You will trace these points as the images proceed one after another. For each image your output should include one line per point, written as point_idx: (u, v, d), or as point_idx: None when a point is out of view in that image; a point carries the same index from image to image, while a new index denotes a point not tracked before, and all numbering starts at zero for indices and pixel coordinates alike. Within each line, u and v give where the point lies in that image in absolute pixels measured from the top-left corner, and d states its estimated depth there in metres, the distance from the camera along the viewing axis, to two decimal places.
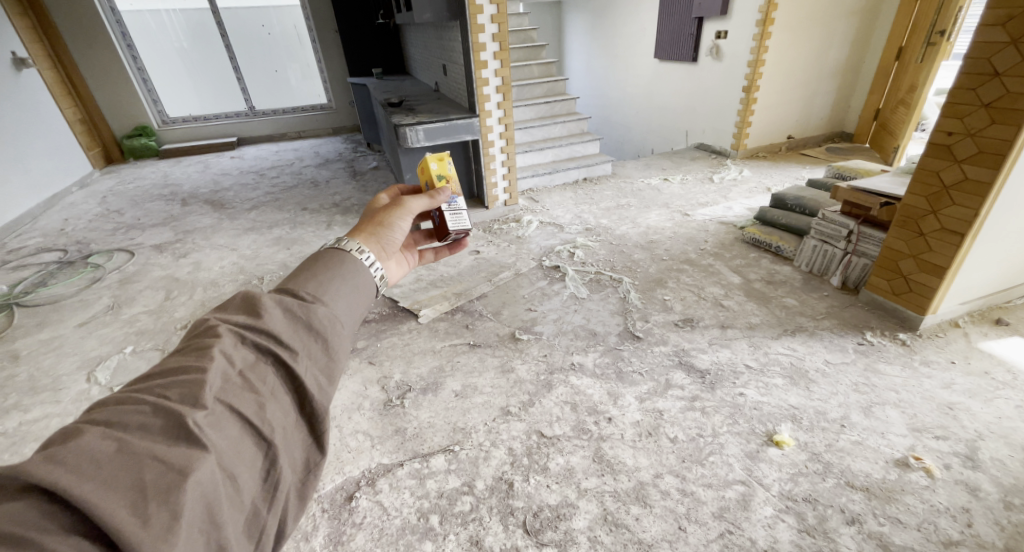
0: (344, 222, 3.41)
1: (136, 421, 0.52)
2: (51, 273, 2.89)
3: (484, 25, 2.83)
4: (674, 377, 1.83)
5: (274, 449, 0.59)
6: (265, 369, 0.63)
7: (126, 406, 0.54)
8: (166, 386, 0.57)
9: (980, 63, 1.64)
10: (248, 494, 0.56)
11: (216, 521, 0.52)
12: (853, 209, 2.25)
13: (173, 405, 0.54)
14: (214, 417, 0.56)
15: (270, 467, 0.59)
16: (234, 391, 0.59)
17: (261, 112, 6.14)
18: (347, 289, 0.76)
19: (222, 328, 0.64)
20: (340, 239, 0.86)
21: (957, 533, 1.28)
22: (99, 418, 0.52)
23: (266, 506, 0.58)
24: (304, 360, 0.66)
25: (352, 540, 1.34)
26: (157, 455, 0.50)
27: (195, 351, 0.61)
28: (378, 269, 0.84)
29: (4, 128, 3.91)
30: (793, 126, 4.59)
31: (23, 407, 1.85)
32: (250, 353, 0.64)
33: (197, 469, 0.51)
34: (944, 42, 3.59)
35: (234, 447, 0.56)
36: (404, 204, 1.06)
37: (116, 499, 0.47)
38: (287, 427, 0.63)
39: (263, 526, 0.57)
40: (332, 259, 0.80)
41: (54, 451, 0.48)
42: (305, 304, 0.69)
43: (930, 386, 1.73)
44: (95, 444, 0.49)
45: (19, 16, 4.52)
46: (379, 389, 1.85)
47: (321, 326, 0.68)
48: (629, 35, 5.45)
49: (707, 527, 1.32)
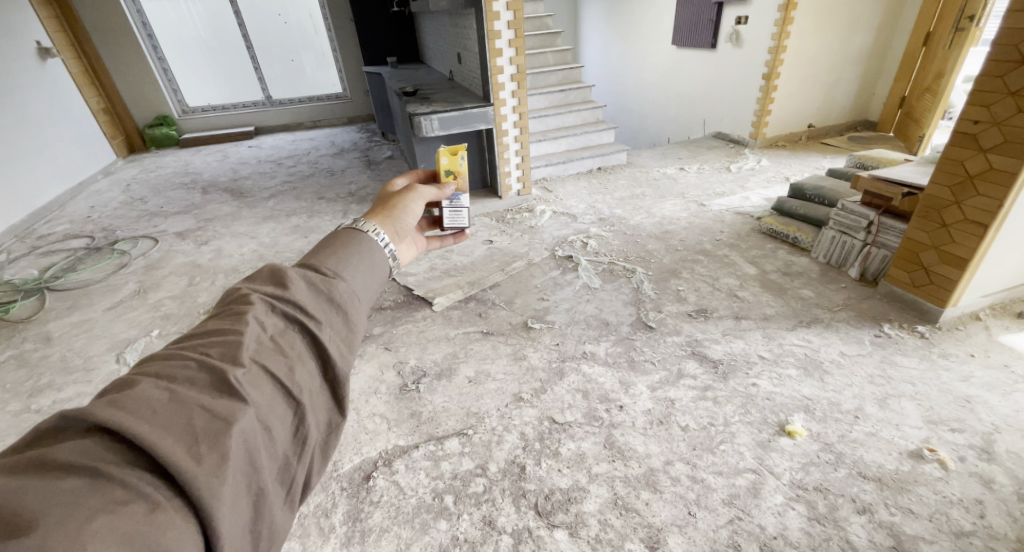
0: (360, 210, 3.45)
1: (183, 375, 0.56)
2: (79, 258, 2.99)
3: (500, 12, 2.82)
4: (687, 367, 1.84)
5: (303, 408, 0.62)
6: (293, 335, 0.66)
7: (173, 361, 0.57)
8: (207, 345, 0.60)
9: (1009, 49, 1.59)
10: (281, 447, 0.59)
11: (256, 467, 0.54)
12: (874, 199, 2.21)
13: (215, 363, 0.58)
14: (252, 375, 0.59)
15: (299, 424, 0.62)
16: (267, 353, 0.62)
17: (278, 102, 6.21)
18: (364, 267, 0.78)
19: (253, 297, 0.67)
20: (357, 222, 0.89)
21: (969, 524, 1.28)
22: (150, 371, 0.56)
23: (296, 458, 0.61)
24: (328, 330, 0.68)
25: (370, 518, 1.38)
26: (204, 405, 0.54)
27: (232, 316, 0.65)
28: (391, 250, 0.87)
29: (31, 117, 4.01)
30: (814, 114, 4.49)
31: (56, 386, 1.94)
32: (279, 320, 0.66)
33: (240, 419, 0.54)
34: (973, 29, 3.54)
35: (269, 402, 0.59)
36: (414, 190, 1.09)
37: (172, 440, 0.50)
38: (314, 390, 0.65)
39: (293, 476, 0.60)
40: (350, 237, 0.82)
41: (115, 397, 0.51)
42: (327, 278, 0.72)
43: (948, 378, 1.71)
44: (150, 392, 0.53)
45: (44, 7, 4.60)
46: (395, 374, 1.89)
47: (342, 299, 0.71)
48: (647, 21, 5.35)
49: (717, 513, 1.34)
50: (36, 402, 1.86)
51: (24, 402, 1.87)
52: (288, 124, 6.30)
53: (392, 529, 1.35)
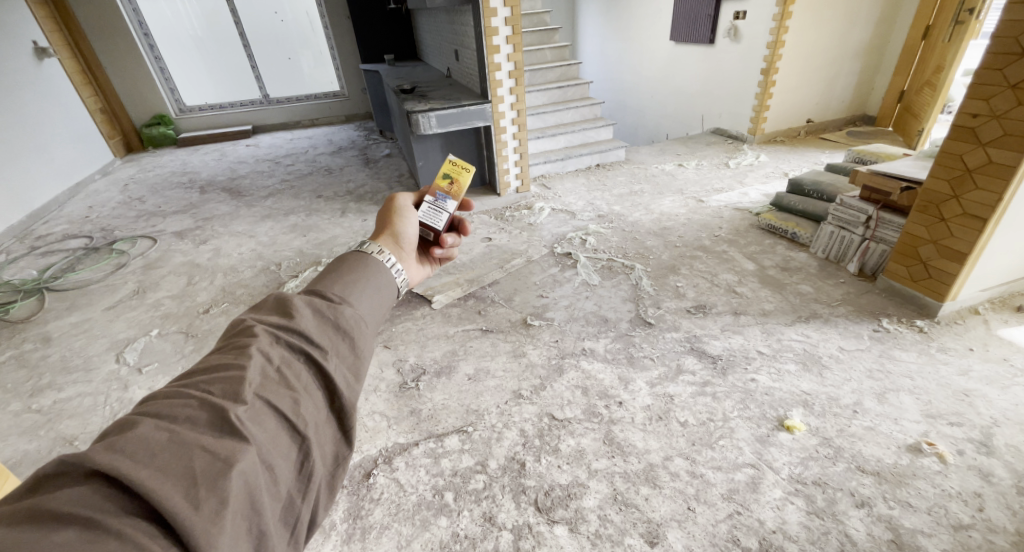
0: (358, 209, 3.45)
1: (184, 414, 0.55)
2: (78, 259, 2.98)
3: (497, 9, 2.81)
4: (686, 362, 1.84)
5: (307, 442, 0.61)
6: (299, 366, 0.65)
7: (174, 401, 0.56)
8: (209, 382, 0.59)
9: (1008, 42, 1.59)
10: (285, 484, 0.58)
11: (258, 508, 0.53)
12: (872, 193, 2.21)
13: (217, 400, 0.57)
14: (255, 412, 0.58)
15: (304, 459, 0.61)
16: (272, 387, 0.61)
17: (276, 100, 6.20)
18: (371, 290, 0.79)
19: (257, 328, 0.67)
20: (363, 242, 0.89)
21: (968, 517, 1.28)
22: (151, 411, 0.55)
23: (300, 496, 0.59)
24: (334, 359, 0.68)
25: (371, 515, 1.39)
26: (205, 445, 0.53)
27: (234, 349, 0.64)
28: (399, 271, 0.88)
29: (27, 117, 3.99)
30: (813, 110, 4.48)
31: (56, 386, 1.94)
32: (284, 351, 0.66)
33: (241, 459, 0.53)
34: (973, 21, 3.43)
35: (273, 439, 0.58)
36: (398, 194, 1.13)
37: (170, 485, 0.49)
38: (319, 422, 0.64)
39: (298, 516, 0.58)
40: (358, 261, 0.83)
41: (113, 440, 0.50)
42: (333, 305, 0.72)
43: (947, 372, 1.72)
44: (149, 434, 0.52)
45: (40, 7, 4.57)
46: (395, 372, 1.89)
47: (348, 326, 0.71)
48: (645, 16, 5.33)
49: (716, 508, 1.34)
50: (36, 402, 1.86)
51: (24, 402, 1.87)
52: (286, 123, 6.30)
53: (392, 526, 1.36)
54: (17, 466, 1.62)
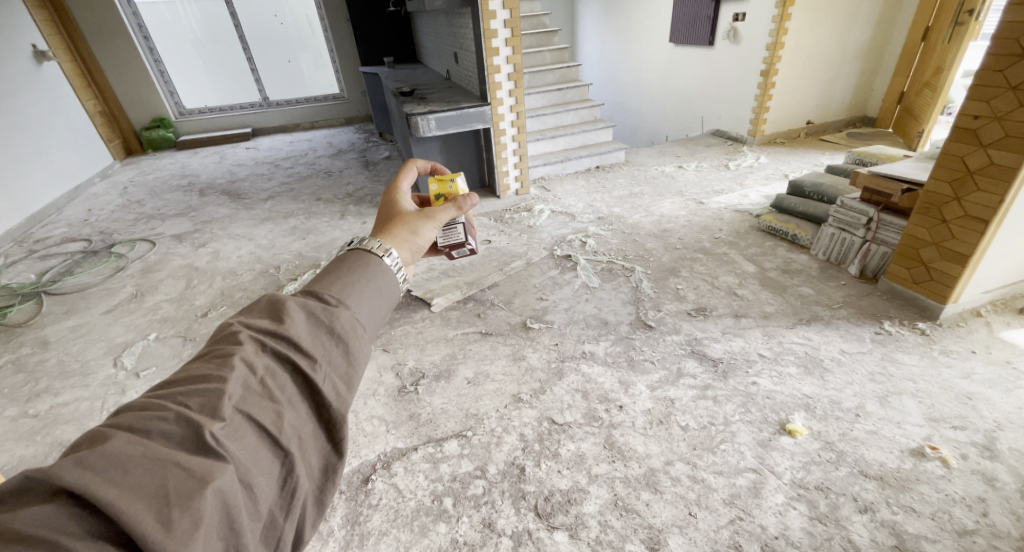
0: (357, 212, 3.44)
1: (158, 429, 0.54)
2: (75, 262, 2.98)
3: (496, 12, 2.81)
4: (687, 365, 1.83)
5: (291, 458, 0.60)
6: (284, 378, 0.64)
7: (149, 413, 0.55)
8: (188, 394, 0.58)
9: (1008, 43, 1.58)
10: (266, 503, 0.57)
11: (235, 530, 0.52)
12: (873, 195, 2.20)
13: (193, 415, 0.55)
14: (233, 428, 0.57)
15: (287, 476, 0.60)
16: (253, 400, 0.60)
17: (275, 102, 6.20)
18: (370, 291, 0.76)
19: (243, 336, 0.65)
20: (364, 239, 0.86)
21: (972, 522, 1.27)
22: (124, 423, 0.54)
23: (283, 514, 0.58)
24: (324, 368, 0.66)
25: (369, 521, 1.37)
26: (179, 462, 0.52)
27: (217, 358, 0.62)
28: (402, 270, 0.85)
29: (26, 120, 3.99)
30: (813, 111, 4.48)
31: (54, 391, 1.93)
32: (270, 360, 0.64)
33: (217, 477, 0.52)
34: (972, 22, 3.42)
35: (252, 456, 0.56)
36: (438, 211, 1.02)
37: (140, 506, 0.48)
38: (304, 435, 0.63)
39: (281, 534, 0.58)
40: (358, 259, 0.80)
41: (82, 455, 0.49)
42: (328, 307, 0.70)
43: (950, 376, 1.70)
44: (122, 449, 0.51)
45: (39, 10, 4.57)
46: (394, 376, 1.88)
47: (343, 331, 0.68)
48: (643, 19, 5.34)
49: (717, 513, 1.33)
50: (33, 407, 1.85)
51: (21, 407, 1.86)
52: (285, 125, 6.31)
53: (390, 532, 1.34)
54: (13, 471, 1.60)
